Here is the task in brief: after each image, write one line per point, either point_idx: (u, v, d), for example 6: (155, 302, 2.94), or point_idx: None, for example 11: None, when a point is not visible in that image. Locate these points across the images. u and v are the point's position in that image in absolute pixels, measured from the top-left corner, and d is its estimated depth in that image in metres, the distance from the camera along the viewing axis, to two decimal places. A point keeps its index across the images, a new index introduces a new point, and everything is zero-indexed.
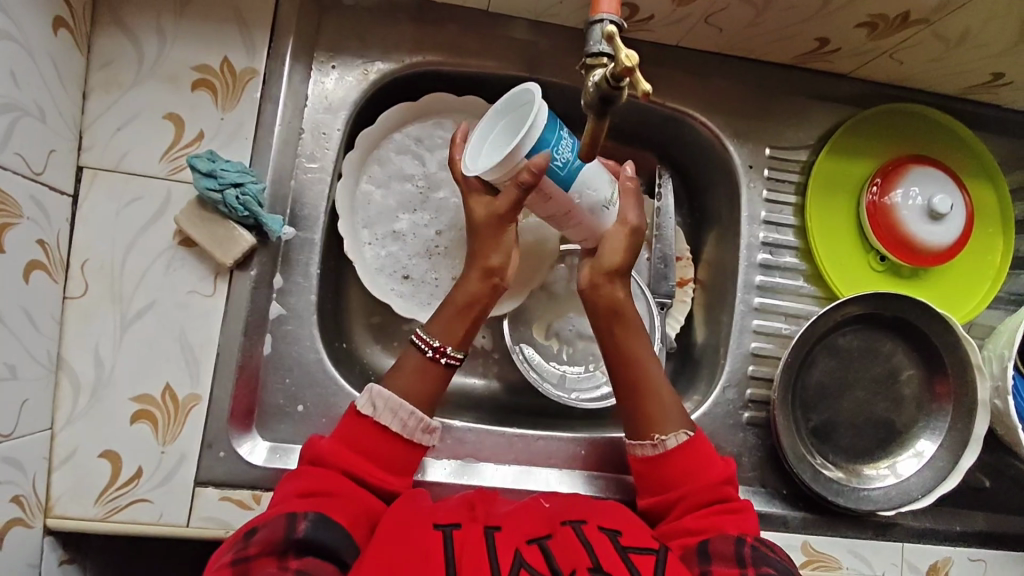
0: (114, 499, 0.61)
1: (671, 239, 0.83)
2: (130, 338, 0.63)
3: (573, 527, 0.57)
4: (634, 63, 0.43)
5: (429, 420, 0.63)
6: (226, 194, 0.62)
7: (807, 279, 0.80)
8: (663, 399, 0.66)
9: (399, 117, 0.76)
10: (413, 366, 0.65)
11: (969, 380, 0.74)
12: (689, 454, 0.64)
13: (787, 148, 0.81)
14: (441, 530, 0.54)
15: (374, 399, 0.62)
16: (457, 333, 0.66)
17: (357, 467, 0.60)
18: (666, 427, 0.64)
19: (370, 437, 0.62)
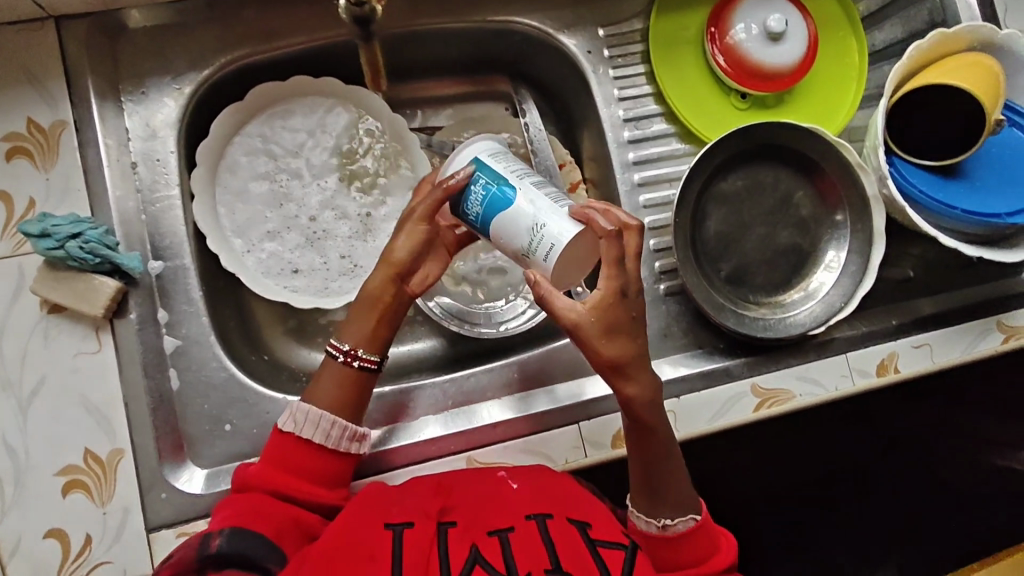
0: (74, 572, 0.61)
1: (546, 150, 0.86)
2: (34, 418, 0.62)
3: (539, 522, 0.58)
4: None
5: (356, 429, 0.64)
6: (68, 247, 0.62)
7: (678, 139, 0.80)
8: (671, 475, 0.64)
9: (232, 120, 0.74)
10: (332, 376, 0.65)
11: (857, 180, 0.75)
12: (688, 542, 0.62)
13: (618, 22, 0.80)
14: (391, 530, 0.55)
15: (293, 415, 0.63)
16: (367, 333, 0.66)
17: (284, 486, 0.61)
18: (676, 510, 0.63)
19: (303, 456, 0.63)
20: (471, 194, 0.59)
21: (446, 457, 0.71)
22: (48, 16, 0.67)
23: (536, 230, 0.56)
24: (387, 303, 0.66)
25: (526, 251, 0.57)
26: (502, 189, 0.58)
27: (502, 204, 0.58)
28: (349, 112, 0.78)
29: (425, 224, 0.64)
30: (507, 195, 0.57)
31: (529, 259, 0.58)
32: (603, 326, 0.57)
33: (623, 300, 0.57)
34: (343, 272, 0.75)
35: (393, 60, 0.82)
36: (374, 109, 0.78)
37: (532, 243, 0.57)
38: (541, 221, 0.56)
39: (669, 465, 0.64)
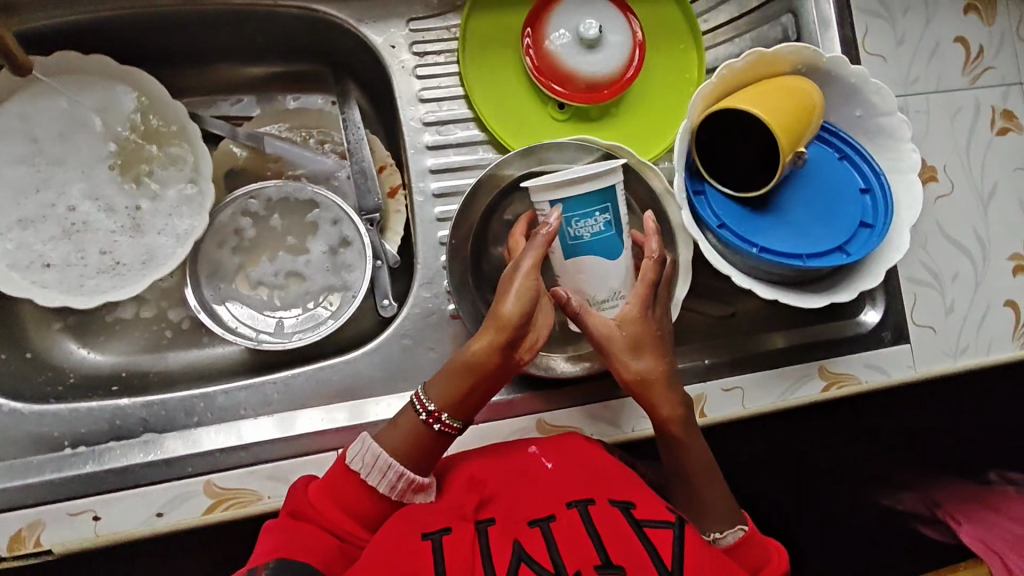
0: None
1: (363, 150, 0.81)
2: None
3: (580, 506, 0.51)
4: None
5: (418, 479, 0.57)
6: None
7: (488, 148, 0.73)
8: (720, 490, 0.61)
9: None
10: (408, 424, 0.58)
11: (662, 207, 0.69)
12: (739, 549, 0.58)
13: (426, 17, 0.74)
14: (430, 539, 0.50)
15: (365, 455, 0.57)
16: (455, 395, 0.58)
17: (333, 525, 0.55)
18: (722, 521, 0.59)
19: (358, 495, 0.56)
20: (600, 220, 0.60)
21: (180, 481, 0.62)
22: None
23: (619, 295, 0.63)
24: (487, 376, 0.58)
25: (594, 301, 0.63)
26: (615, 236, 0.62)
27: (607, 251, 0.62)
28: (126, 95, 0.72)
29: (538, 281, 0.57)
30: (617, 247, 0.62)
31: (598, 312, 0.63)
32: (636, 351, 0.61)
33: (649, 314, 0.62)
34: (102, 269, 0.70)
35: (186, 41, 0.76)
36: (155, 95, 0.72)
37: (607, 301, 0.63)
38: (623, 290, 0.63)
39: (714, 485, 0.61)
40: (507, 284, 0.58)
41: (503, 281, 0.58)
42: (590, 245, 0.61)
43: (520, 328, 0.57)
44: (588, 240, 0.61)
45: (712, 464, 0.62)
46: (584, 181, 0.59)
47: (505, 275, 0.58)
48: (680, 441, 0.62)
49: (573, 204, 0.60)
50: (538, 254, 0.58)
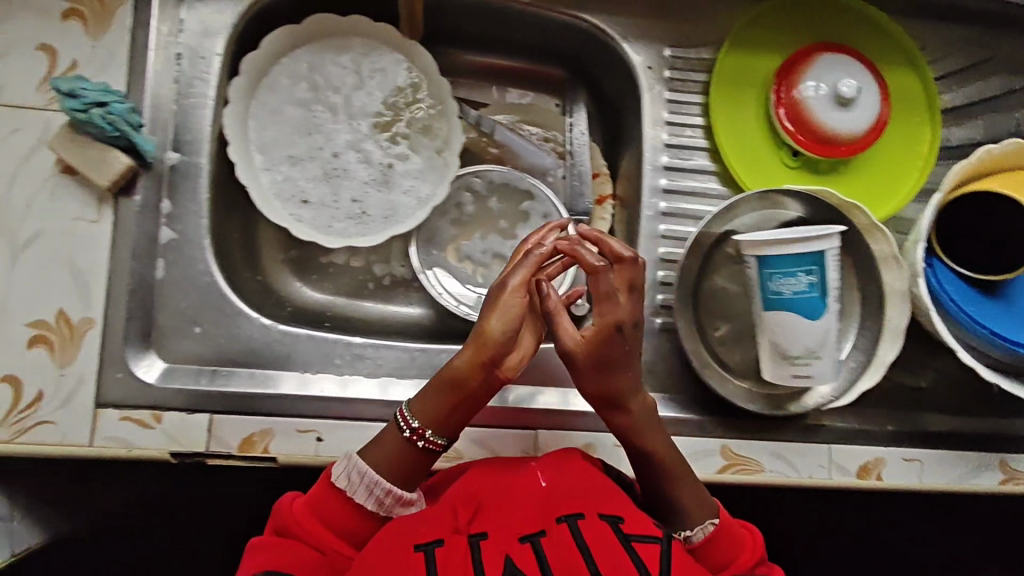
0: (18, 421, 0.64)
1: (583, 155, 0.86)
2: (23, 266, 0.64)
3: (570, 522, 0.50)
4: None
5: (405, 494, 0.58)
6: (91, 113, 0.62)
7: (717, 180, 0.77)
8: (686, 491, 0.62)
9: (286, 40, 0.75)
10: (392, 448, 0.59)
11: (876, 270, 0.71)
12: (713, 546, 0.60)
13: (691, 46, 0.77)
14: (422, 551, 0.49)
15: (349, 473, 0.57)
16: (439, 413, 0.60)
17: (324, 538, 0.55)
18: (692, 521, 0.60)
19: (338, 514, 0.57)
20: (798, 281, 0.63)
21: None
22: None
23: (811, 355, 0.65)
24: (466, 395, 0.60)
25: (790, 355, 0.66)
26: (818, 300, 0.64)
27: (808, 311, 0.64)
28: (401, 64, 0.78)
29: (523, 295, 0.61)
30: (818, 310, 0.64)
31: (789, 364, 0.67)
32: (594, 354, 0.59)
33: (619, 334, 0.58)
34: (350, 216, 0.75)
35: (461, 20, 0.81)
36: (424, 68, 0.78)
37: (800, 356, 0.66)
38: (820, 350, 0.65)
39: (690, 483, 0.62)
40: (507, 300, 0.60)
41: (489, 301, 0.61)
42: (787, 302, 0.64)
43: (506, 347, 0.59)
44: (793, 295, 0.64)
45: (676, 470, 0.62)
46: (795, 243, 0.63)
47: (493, 290, 0.61)
48: (654, 446, 0.62)
49: (777, 262, 0.64)
50: (524, 274, 0.61)
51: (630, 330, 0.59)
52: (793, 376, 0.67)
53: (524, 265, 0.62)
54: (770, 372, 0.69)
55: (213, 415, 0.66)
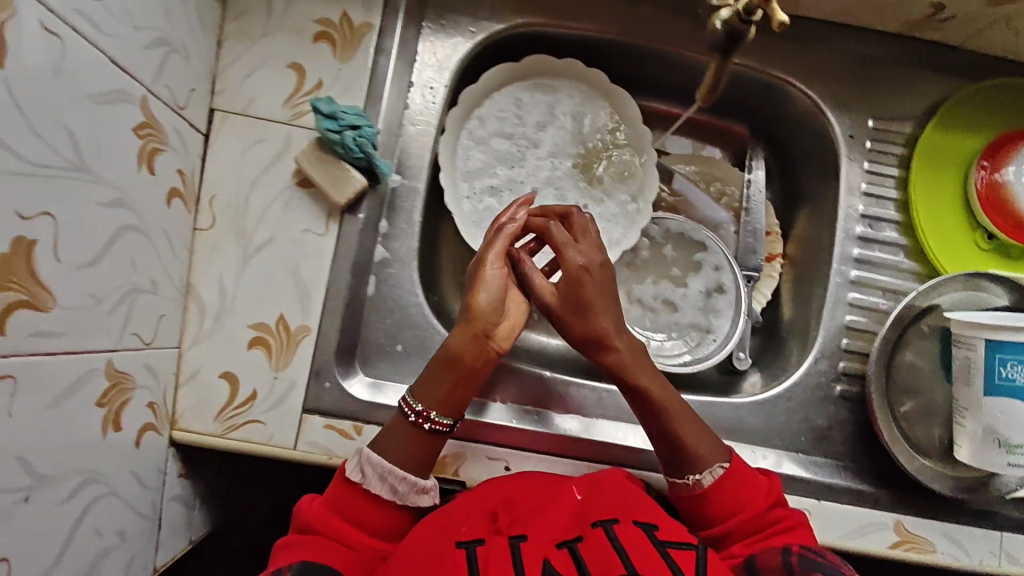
0: (232, 417, 0.66)
1: (760, 213, 0.87)
2: (252, 270, 0.67)
3: (605, 528, 0.53)
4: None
5: (422, 482, 0.59)
6: (344, 135, 0.65)
7: (909, 255, 0.78)
8: (695, 432, 0.65)
9: (502, 76, 0.77)
10: (402, 437, 0.60)
11: None
12: (732, 486, 0.63)
13: (891, 118, 0.78)
14: (464, 549, 0.51)
15: (362, 466, 0.59)
16: (440, 393, 0.61)
17: (348, 534, 0.57)
18: (703, 464, 0.63)
19: (362, 507, 0.58)
20: None
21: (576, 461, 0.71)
22: None
23: None
24: (465, 368, 0.61)
25: (1008, 444, 0.65)
26: None
27: None
28: (602, 109, 0.80)
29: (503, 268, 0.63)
30: None
31: (1001, 453, 0.65)
32: (568, 302, 0.65)
33: (581, 274, 0.65)
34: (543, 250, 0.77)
35: (656, 75, 0.83)
36: (624, 113, 0.79)
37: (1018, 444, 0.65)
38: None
39: (688, 419, 0.65)
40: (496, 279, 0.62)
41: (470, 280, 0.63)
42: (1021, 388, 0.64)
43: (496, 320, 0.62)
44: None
45: (684, 419, 0.65)
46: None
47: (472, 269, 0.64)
48: (650, 390, 0.65)
49: (1015, 348, 0.64)
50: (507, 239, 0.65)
51: (598, 272, 0.66)
52: (1007, 464, 0.65)
53: (501, 239, 0.65)
54: (975, 457, 0.68)
55: None
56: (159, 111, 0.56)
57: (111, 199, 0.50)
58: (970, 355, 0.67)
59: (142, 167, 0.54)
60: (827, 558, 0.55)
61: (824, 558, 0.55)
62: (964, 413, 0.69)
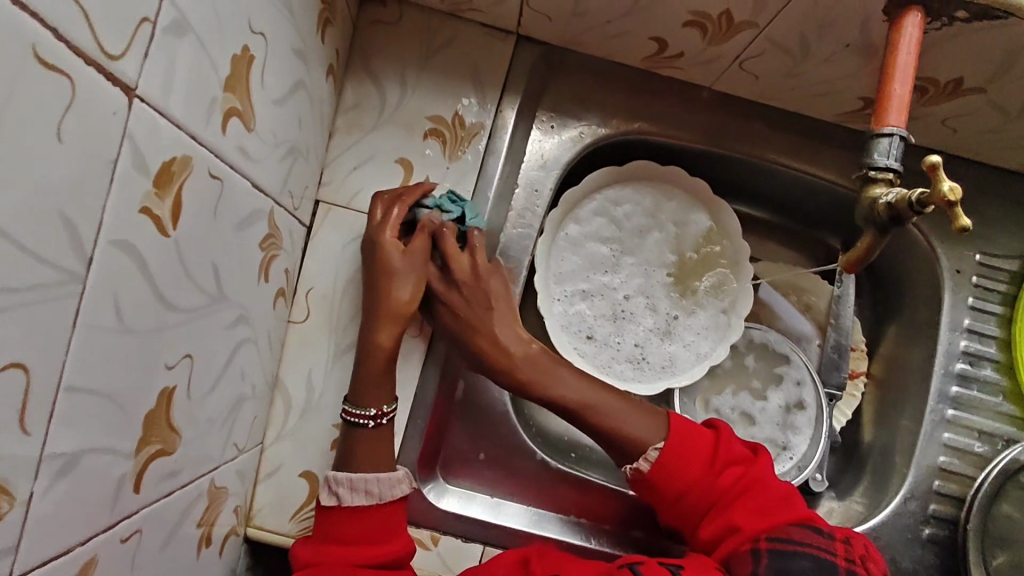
0: (308, 518, 0.63)
1: (848, 330, 0.84)
2: (342, 366, 0.66)
3: (631, 568, 0.52)
4: (957, 199, 0.39)
5: (394, 475, 0.59)
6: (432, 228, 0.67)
7: (1009, 398, 0.75)
8: (631, 421, 0.64)
9: (604, 180, 0.76)
10: (366, 445, 0.60)
11: None
12: (666, 468, 0.61)
13: (998, 255, 0.76)
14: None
15: (334, 488, 0.58)
16: (378, 391, 0.62)
17: (347, 556, 0.56)
18: (636, 452, 0.63)
19: (348, 523, 0.58)
20: None
21: None
22: (515, 33, 0.70)
23: None
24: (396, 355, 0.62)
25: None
26: None
27: None
28: (702, 219, 0.78)
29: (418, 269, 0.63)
30: None
31: None
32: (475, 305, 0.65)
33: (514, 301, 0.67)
34: (631, 359, 0.75)
35: (758, 185, 0.81)
36: (725, 227, 0.78)
37: None
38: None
39: (620, 408, 0.64)
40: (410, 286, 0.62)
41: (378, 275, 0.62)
42: None
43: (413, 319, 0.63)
44: None
45: (607, 412, 0.64)
46: None
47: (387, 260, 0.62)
48: (582, 393, 0.65)
49: None
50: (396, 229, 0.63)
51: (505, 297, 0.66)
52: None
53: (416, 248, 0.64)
54: None
55: (485, 546, 0.67)
56: (280, 217, 0.55)
57: (236, 318, 0.49)
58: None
59: (260, 277, 0.53)
60: (792, 546, 0.52)
61: (787, 552, 0.52)
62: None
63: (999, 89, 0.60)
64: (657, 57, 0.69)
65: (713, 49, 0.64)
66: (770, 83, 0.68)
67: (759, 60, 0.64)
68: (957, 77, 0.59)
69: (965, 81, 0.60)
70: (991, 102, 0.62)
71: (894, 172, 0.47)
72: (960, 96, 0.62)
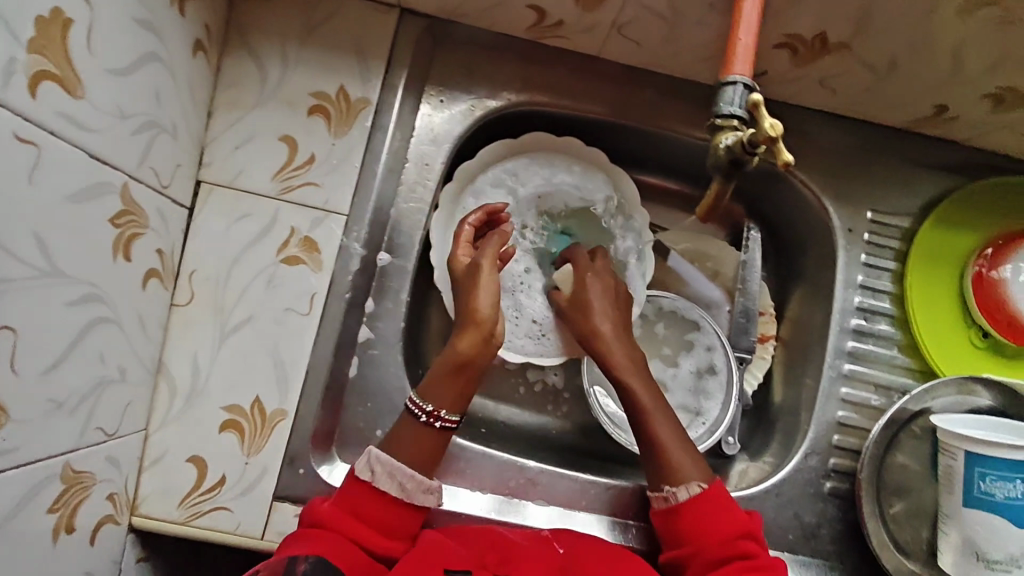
0: (197, 503, 0.62)
1: (756, 295, 0.83)
2: (228, 349, 0.64)
3: None
4: (778, 133, 0.41)
5: (429, 481, 0.60)
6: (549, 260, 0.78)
7: (904, 350, 0.77)
8: (676, 452, 0.65)
9: (501, 152, 0.76)
10: (411, 434, 0.62)
11: None
12: (701, 507, 0.62)
13: (890, 213, 0.78)
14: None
15: (372, 464, 0.59)
16: (447, 397, 0.63)
17: (354, 534, 0.57)
18: (677, 479, 0.64)
19: (371, 505, 0.58)
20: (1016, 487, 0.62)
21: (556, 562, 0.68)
22: (398, 6, 0.70)
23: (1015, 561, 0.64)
24: (470, 363, 0.64)
25: (988, 558, 0.65)
26: None
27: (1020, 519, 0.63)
28: (601, 189, 0.78)
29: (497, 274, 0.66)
30: None
31: (981, 565, 0.65)
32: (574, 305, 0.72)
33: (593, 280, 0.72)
34: (530, 330, 0.76)
35: (658, 153, 0.81)
36: (625, 196, 0.79)
37: (1002, 561, 0.64)
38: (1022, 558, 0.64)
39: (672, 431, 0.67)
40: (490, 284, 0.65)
41: (467, 287, 0.66)
42: (998, 507, 0.63)
43: (496, 321, 0.65)
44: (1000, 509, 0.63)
45: (666, 430, 0.66)
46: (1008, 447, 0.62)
47: (470, 272, 0.66)
48: (641, 396, 0.68)
49: (995, 463, 0.63)
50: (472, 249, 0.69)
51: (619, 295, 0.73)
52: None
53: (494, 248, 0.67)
54: (955, 567, 0.68)
55: None
56: (139, 193, 0.54)
57: (84, 296, 0.48)
58: (951, 464, 0.68)
59: (118, 254, 0.52)
60: None
61: None
62: (947, 521, 0.69)
63: (865, 43, 0.61)
64: (539, 26, 0.69)
65: (591, 17, 0.65)
66: (649, 47, 0.68)
67: (635, 25, 0.64)
68: (821, 32, 0.60)
69: (829, 37, 0.61)
70: (860, 59, 0.63)
71: (739, 119, 0.47)
72: (829, 54, 0.62)
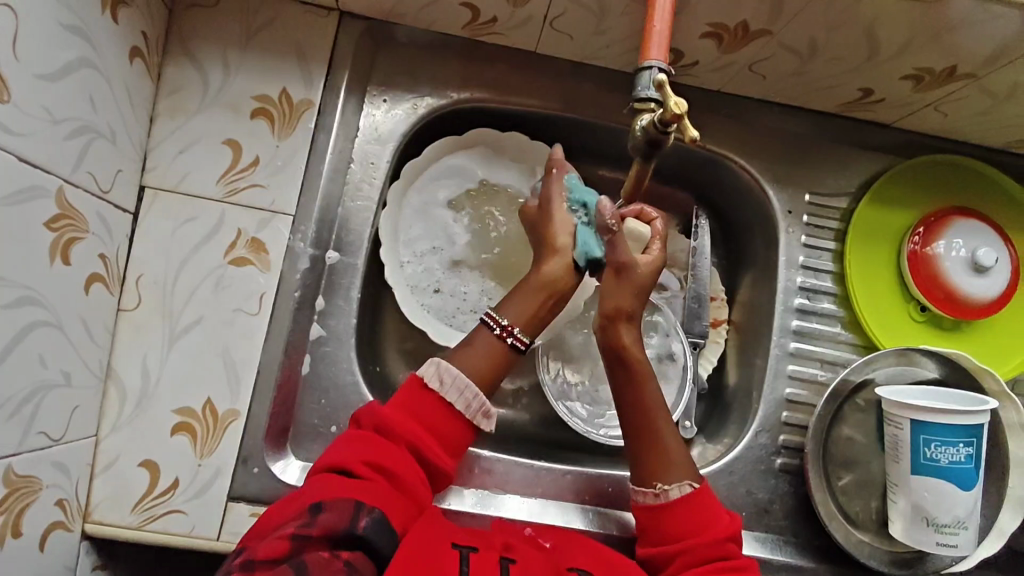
0: (150, 508, 0.62)
1: (706, 280, 0.84)
2: (177, 351, 0.65)
3: None
4: (682, 110, 0.45)
5: (489, 404, 0.61)
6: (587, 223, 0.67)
7: (846, 326, 0.79)
8: (673, 452, 0.64)
9: (447, 149, 0.78)
10: (483, 345, 0.63)
11: (1000, 440, 0.73)
12: (692, 505, 0.62)
13: (827, 193, 0.80)
14: (459, 551, 0.52)
15: (441, 375, 0.60)
16: (527, 313, 0.65)
17: (421, 440, 0.58)
18: (670, 478, 0.63)
19: (436, 415, 0.59)
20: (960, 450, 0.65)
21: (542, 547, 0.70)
22: (337, 9, 0.71)
23: (960, 524, 0.66)
24: (556, 286, 0.66)
25: (936, 522, 0.67)
26: (973, 468, 0.66)
27: (963, 482, 0.66)
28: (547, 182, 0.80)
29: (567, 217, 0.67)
30: (973, 481, 0.66)
31: (930, 531, 0.67)
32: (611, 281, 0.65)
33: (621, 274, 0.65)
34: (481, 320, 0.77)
35: (604, 145, 0.83)
36: None
37: (950, 525, 0.66)
38: (967, 520, 0.66)
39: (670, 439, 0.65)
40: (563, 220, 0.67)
41: (542, 220, 0.68)
42: (945, 472, 0.66)
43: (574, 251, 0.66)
44: (948, 473, 0.65)
45: (667, 429, 0.65)
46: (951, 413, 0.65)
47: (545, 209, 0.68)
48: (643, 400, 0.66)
49: (939, 430, 0.66)
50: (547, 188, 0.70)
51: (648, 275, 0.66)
52: (936, 543, 0.67)
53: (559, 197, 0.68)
54: (905, 534, 0.69)
55: None
56: (76, 198, 0.55)
57: (19, 298, 0.49)
58: (897, 434, 0.69)
59: (56, 258, 0.53)
60: None
61: None
62: (894, 490, 0.70)
63: (783, 29, 0.64)
64: (475, 24, 0.70)
65: (521, 10, 0.66)
66: (582, 40, 0.70)
67: (566, 18, 0.66)
68: (742, 20, 0.63)
69: (750, 24, 0.63)
70: (781, 43, 0.66)
71: (655, 102, 0.50)
72: (752, 40, 0.65)
